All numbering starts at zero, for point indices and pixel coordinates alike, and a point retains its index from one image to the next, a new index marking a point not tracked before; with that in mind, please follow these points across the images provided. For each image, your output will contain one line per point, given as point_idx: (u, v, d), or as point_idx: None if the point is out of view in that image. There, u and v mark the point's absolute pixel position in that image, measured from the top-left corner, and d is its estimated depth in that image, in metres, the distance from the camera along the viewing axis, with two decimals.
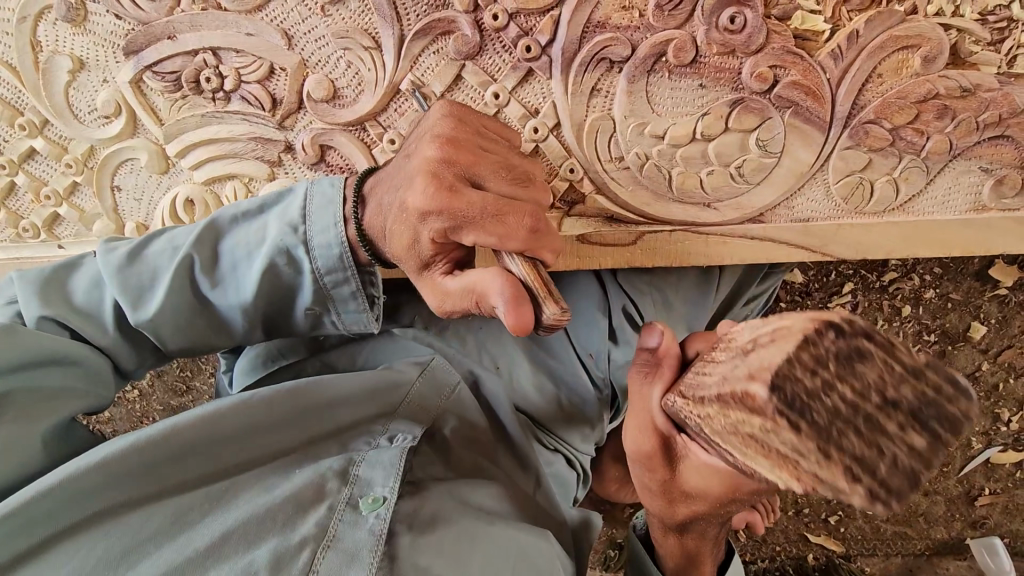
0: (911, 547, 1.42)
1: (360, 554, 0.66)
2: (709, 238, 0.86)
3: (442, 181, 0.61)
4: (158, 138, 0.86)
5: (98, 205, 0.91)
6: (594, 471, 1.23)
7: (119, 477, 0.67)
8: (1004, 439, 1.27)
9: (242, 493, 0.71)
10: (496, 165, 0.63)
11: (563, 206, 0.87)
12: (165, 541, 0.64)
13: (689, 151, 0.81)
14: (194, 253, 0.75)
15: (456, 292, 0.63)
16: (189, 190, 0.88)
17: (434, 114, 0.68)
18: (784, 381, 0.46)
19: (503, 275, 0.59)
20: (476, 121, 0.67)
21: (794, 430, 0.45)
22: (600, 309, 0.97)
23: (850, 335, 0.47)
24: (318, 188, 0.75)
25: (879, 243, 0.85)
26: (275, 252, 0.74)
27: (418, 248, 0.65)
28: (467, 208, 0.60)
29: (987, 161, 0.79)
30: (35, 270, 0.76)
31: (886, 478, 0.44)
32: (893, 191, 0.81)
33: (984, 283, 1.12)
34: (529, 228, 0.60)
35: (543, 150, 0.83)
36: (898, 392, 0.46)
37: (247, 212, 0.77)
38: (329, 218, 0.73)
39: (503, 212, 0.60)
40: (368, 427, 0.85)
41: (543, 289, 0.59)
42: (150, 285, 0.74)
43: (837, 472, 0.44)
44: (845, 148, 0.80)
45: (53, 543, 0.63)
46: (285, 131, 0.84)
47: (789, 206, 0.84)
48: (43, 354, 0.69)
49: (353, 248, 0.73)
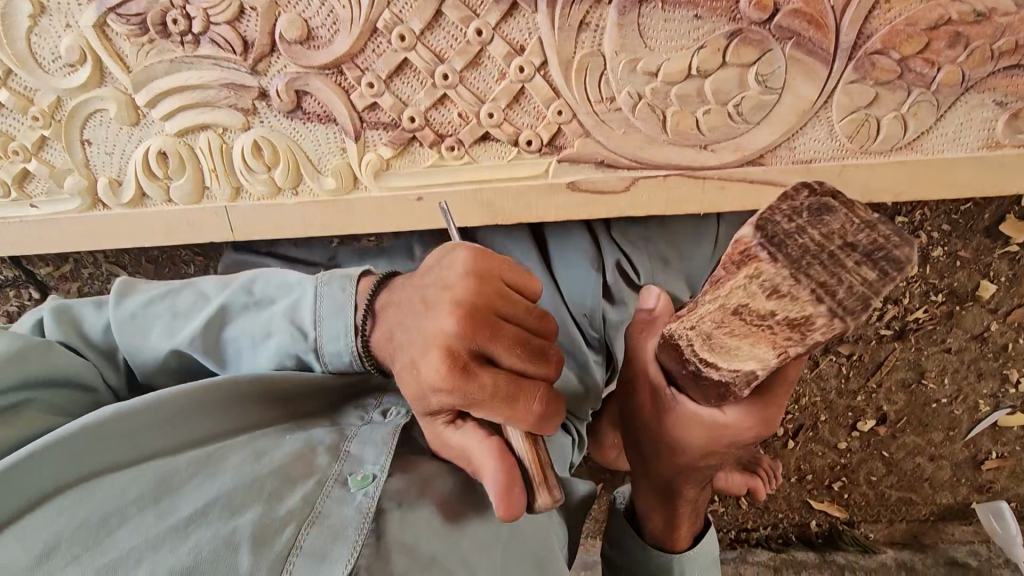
0: (916, 513, 1.39)
1: (346, 531, 0.63)
2: (706, 182, 0.81)
3: (457, 364, 0.61)
4: (127, 87, 0.82)
5: (67, 160, 0.86)
6: (593, 438, 1.20)
7: (110, 441, 0.67)
8: (1013, 401, 1.24)
9: (227, 458, 0.68)
10: (513, 340, 0.63)
11: (551, 152, 0.82)
12: (149, 504, 0.62)
13: (684, 90, 0.76)
14: (201, 344, 0.78)
15: (456, 449, 0.65)
16: (161, 143, 0.84)
17: (457, 265, 0.66)
18: (767, 222, 0.59)
19: (501, 453, 0.61)
20: (499, 277, 0.66)
21: (770, 262, 0.57)
22: (592, 265, 0.94)
23: (821, 191, 0.59)
24: (329, 291, 0.77)
25: (885, 185, 0.80)
26: (288, 356, 0.78)
27: (425, 402, 0.64)
28: (479, 389, 0.61)
29: (1001, 94, 0.75)
30: (56, 303, 0.83)
31: (842, 300, 0.53)
32: (901, 128, 0.77)
33: (995, 239, 1.09)
34: (536, 414, 0.62)
35: (529, 91, 0.79)
36: (857, 236, 0.55)
37: (257, 300, 0.80)
38: (340, 327, 0.75)
39: (514, 396, 0.62)
40: (361, 398, 0.84)
41: (539, 476, 0.63)
42: (149, 355, 0.79)
43: (807, 307, 0.54)
44: (850, 82, 0.75)
45: (42, 503, 0.63)
46: (259, 77, 0.80)
47: (790, 146, 0.80)
48: (60, 373, 0.75)
49: (359, 358, 0.76)
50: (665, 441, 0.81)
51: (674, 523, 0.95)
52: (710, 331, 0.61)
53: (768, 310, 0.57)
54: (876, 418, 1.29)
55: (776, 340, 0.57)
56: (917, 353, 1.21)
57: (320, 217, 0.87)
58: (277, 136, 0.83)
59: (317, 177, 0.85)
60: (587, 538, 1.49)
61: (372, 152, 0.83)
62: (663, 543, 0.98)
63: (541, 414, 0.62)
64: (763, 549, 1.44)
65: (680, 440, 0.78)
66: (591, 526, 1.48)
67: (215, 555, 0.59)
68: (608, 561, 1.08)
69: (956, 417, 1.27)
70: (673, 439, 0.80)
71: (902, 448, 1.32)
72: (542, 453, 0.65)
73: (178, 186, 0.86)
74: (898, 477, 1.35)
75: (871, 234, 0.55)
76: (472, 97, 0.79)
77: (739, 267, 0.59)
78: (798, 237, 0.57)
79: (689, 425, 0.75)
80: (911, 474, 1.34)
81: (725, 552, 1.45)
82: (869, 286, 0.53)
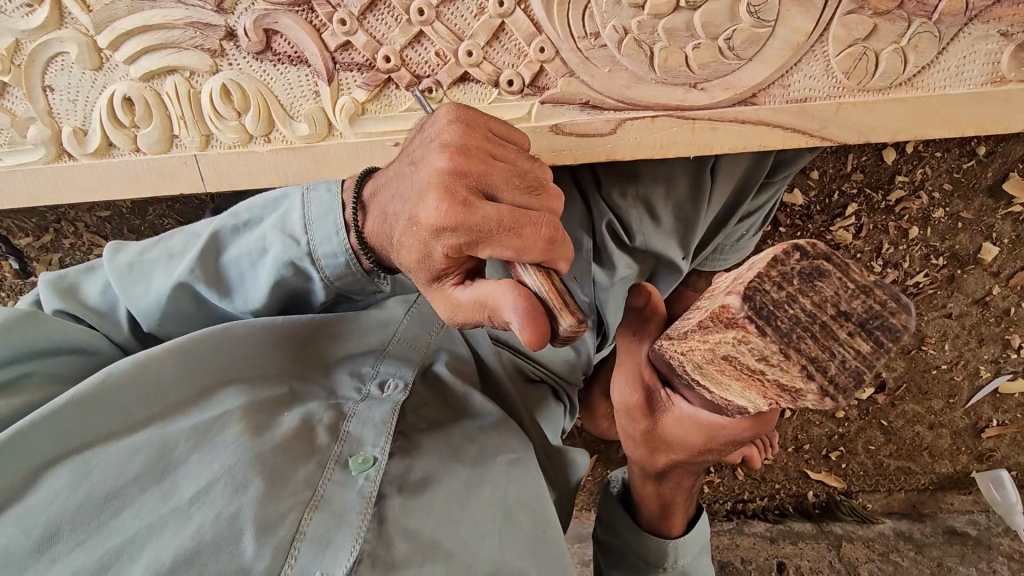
0: (915, 482, 1.36)
1: (349, 516, 0.63)
2: (698, 123, 0.78)
3: (456, 197, 0.57)
4: (88, 28, 0.78)
5: (30, 109, 0.83)
6: (585, 406, 1.17)
7: (105, 405, 0.65)
8: (1015, 367, 1.20)
9: (226, 429, 0.67)
10: (507, 173, 0.60)
11: (533, 93, 0.78)
12: (149, 483, 0.61)
13: (673, 23, 0.72)
14: (196, 274, 0.73)
15: (468, 303, 0.59)
16: (126, 88, 0.81)
17: (440, 120, 0.63)
18: (754, 291, 0.47)
19: (517, 287, 0.54)
20: (483, 125, 0.63)
21: (760, 337, 0.46)
22: (583, 226, 0.88)
23: (813, 253, 0.47)
24: (315, 194, 0.72)
25: (881, 126, 0.77)
26: (282, 267, 0.72)
27: (429, 262, 0.60)
28: (483, 219, 0.56)
29: (1007, 24, 0.71)
30: (56, 274, 0.78)
31: (835, 377, 0.46)
32: (900, 62, 0.73)
33: (998, 199, 1.05)
34: (546, 239, 0.57)
35: (509, 26, 0.75)
36: (854, 304, 0.46)
37: (246, 220, 0.74)
38: (330, 226, 0.71)
39: (520, 223, 0.56)
40: (356, 361, 0.80)
41: (559, 301, 0.55)
42: (152, 301, 0.74)
43: (798, 381, 0.47)
44: (847, 13, 0.71)
45: (38, 476, 0.60)
46: (225, 15, 0.76)
47: (783, 84, 0.76)
48: (56, 342, 0.71)
49: (357, 255, 0.72)
50: (660, 441, 0.73)
51: (669, 509, 0.90)
52: (703, 362, 0.56)
53: (758, 370, 0.49)
54: (875, 385, 1.25)
55: (764, 392, 0.52)
56: (918, 318, 1.18)
57: (295, 165, 0.83)
58: (244, 79, 0.79)
59: (289, 122, 0.81)
60: (580, 510, 1.47)
61: (347, 96, 0.79)
62: (659, 529, 0.92)
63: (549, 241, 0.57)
64: (760, 520, 1.40)
65: (673, 438, 0.71)
66: (583, 498, 1.45)
67: (218, 542, 0.59)
68: (600, 544, 1.03)
69: (956, 384, 1.24)
70: (667, 440, 0.72)
71: (901, 417, 1.29)
72: (561, 287, 0.57)
73: (146, 135, 0.83)
74: (896, 445, 1.32)
75: (868, 300, 0.46)
76: (449, 34, 0.76)
77: (727, 328, 0.48)
78: (791, 308, 0.46)
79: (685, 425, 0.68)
80: (910, 443, 1.31)
81: (721, 523, 1.41)
82: (864, 361, 0.46)
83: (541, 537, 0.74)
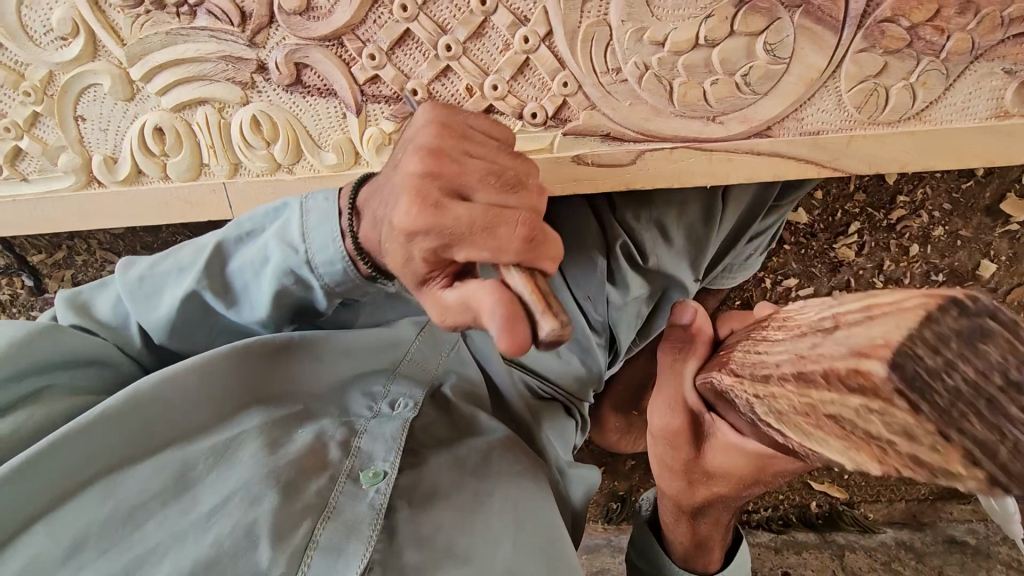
0: (915, 492, 1.38)
1: (360, 527, 0.65)
2: (714, 155, 0.81)
3: (427, 198, 0.53)
4: (122, 61, 0.80)
5: (61, 137, 0.85)
6: (595, 421, 1.20)
7: (130, 422, 0.66)
8: None
9: (242, 449, 0.68)
10: (483, 170, 0.54)
11: (556, 125, 0.81)
12: (171, 499, 0.63)
13: (692, 59, 0.75)
14: (202, 284, 0.74)
15: (450, 306, 0.52)
16: (157, 118, 0.83)
17: (416, 121, 0.59)
18: None
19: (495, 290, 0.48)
20: (463, 123, 0.58)
21: None
22: (598, 247, 0.90)
23: None
24: (311, 202, 0.70)
25: (891, 156, 0.80)
26: (282, 275, 0.71)
27: (413, 266, 0.55)
28: (454, 223, 0.52)
29: (1010, 62, 0.74)
30: (72, 291, 0.80)
31: None
32: (909, 98, 0.76)
33: (996, 218, 1.08)
34: (524, 238, 0.50)
35: (534, 62, 0.77)
36: None
37: (249, 230, 0.75)
38: (326, 234, 0.69)
39: (495, 224, 0.51)
40: (368, 381, 0.82)
41: (542, 301, 0.48)
42: (162, 315, 0.75)
43: None
44: (859, 51, 0.74)
45: (70, 495, 0.62)
46: (257, 49, 0.78)
47: (797, 117, 0.79)
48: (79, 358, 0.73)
49: (354, 261, 0.69)
50: (701, 469, 0.72)
51: (705, 547, 0.88)
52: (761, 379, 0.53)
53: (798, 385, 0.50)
54: None
55: None
56: None
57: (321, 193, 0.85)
58: (276, 111, 0.81)
59: (317, 152, 0.83)
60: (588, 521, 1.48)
61: (374, 127, 0.81)
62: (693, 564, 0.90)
63: (526, 239, 0.50)
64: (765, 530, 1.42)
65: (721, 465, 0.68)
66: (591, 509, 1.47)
67: (236, 551, 0.60)
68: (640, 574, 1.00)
69: None
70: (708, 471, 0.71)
71: None
72: (546, 287, 0.50)
73: (176, 163, 0.85)
74: None
75: None
76: (476, 68, 0.78)
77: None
78: None
79: (731, 452, 0.66)
80: None
81: None
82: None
83: (553, 546, 0.74)
